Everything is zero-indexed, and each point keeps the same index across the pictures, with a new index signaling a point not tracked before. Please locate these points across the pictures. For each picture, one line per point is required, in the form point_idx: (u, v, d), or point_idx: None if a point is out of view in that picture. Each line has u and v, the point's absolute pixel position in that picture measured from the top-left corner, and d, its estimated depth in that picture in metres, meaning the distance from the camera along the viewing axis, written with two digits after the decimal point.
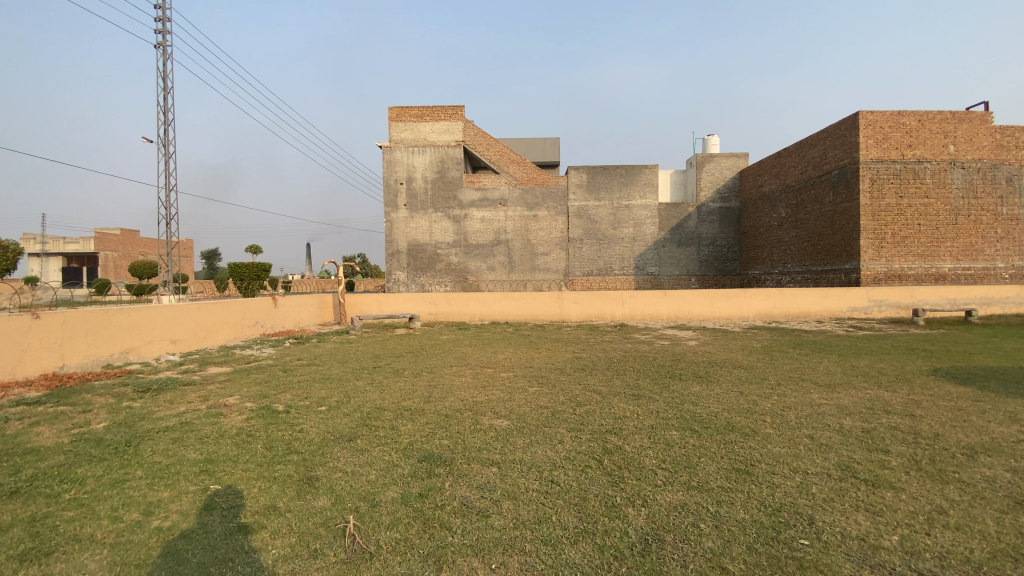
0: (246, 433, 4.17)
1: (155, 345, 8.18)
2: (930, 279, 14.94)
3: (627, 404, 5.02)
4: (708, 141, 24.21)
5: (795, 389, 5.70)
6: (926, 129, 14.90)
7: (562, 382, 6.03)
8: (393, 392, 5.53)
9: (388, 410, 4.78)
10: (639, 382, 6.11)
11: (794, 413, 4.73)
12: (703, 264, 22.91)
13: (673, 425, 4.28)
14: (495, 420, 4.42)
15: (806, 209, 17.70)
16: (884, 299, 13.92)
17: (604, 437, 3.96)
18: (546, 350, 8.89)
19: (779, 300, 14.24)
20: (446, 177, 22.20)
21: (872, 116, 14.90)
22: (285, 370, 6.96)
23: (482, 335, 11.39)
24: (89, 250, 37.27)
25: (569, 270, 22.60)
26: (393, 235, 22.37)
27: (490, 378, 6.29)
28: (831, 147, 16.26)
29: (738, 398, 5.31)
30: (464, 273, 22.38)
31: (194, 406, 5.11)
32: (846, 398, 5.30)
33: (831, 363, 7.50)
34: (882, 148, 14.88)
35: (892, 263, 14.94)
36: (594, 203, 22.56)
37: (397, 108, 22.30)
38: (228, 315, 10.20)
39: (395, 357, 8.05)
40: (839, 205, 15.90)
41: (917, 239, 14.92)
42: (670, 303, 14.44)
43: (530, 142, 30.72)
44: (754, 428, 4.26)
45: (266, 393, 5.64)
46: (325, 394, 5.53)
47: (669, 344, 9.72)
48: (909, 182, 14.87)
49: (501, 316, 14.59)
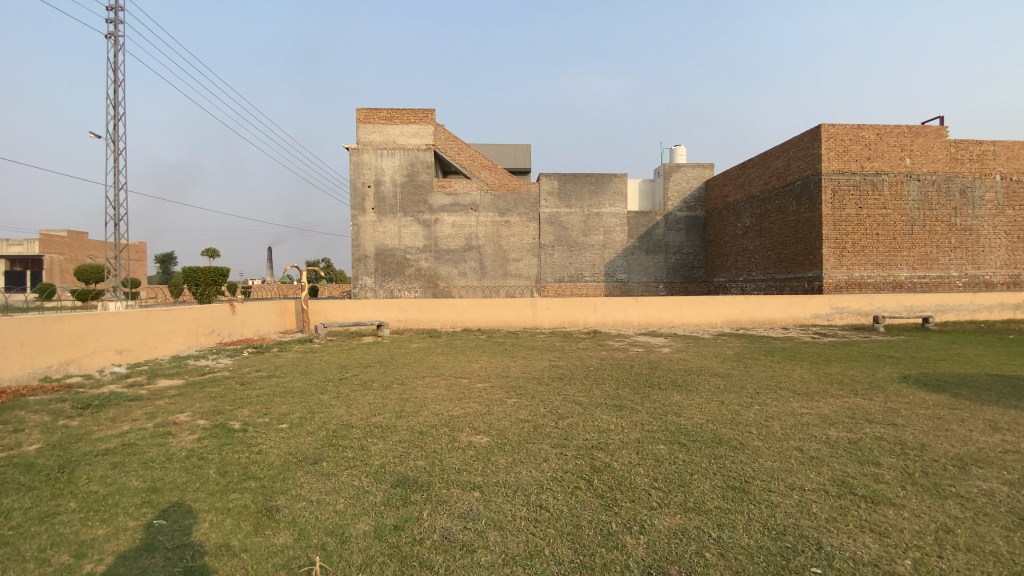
0: (196, 456, 3.73)
1: (99, 356, 7.50)
2: (887, 287, 15.51)
3: (611, 416, 4.82)
4: (675, 151, 24.65)
5: (775, 398, 5.65)
6: (884, 143, 15.51)
7: (540, 393, 5.80)
8: (362, 407, 5.16)
9: (357, 427, 4.43)
10: (619, 391, 5.94)
11: (778, 423, 4.64)
12: (671, 271, 23.23)
13: (659, 438, 4.11)
14: (473, 436, 4.14)
15: (769, 218, 18.14)
16: (846, 306, 14.35)
17: (591, 453, 3.74)
18: (521, 358, 8.66)
19: (746, 307, 14.46)
20: (416, 181, 21.77)
21: (834, 129, 15.41)
22: (243, 383, 6.46)
23: (454, 342, 11.07)
24: (32, 252, 34.88)
25: (541, 276, 22.50)
26: (360, 239, 21.74)
27: (465, 390, 6.00)
28: (794, 158, 16.73)
29: (721, 408, 5.19)
30: (434, 278, 21.95)
31: (139, 425, 4.59)
32: (827, 407, 5.27)
33: (805, 370, 7.55)
34: (843, 160, 15.39)
35: (852, 271, 15.43)
36: (566, 210, 22.57)
37: (365, 109, 21.76)
38: (181, 324, 9.54)
39: (362, 368, 7.64)
40: (801, 215, 16.34)
41: (876, 249, 15.47)
42: (642, 310, 14.46)
43: (500, 148, 30.60)
44: (741, 439, 4.14)
45: (222, 409, 5.15)
46: (286, 410, 5.11)
47: (643, 352, 9.64)
48: (868, 194, 15.42)
49: (472, 323, 14.29)
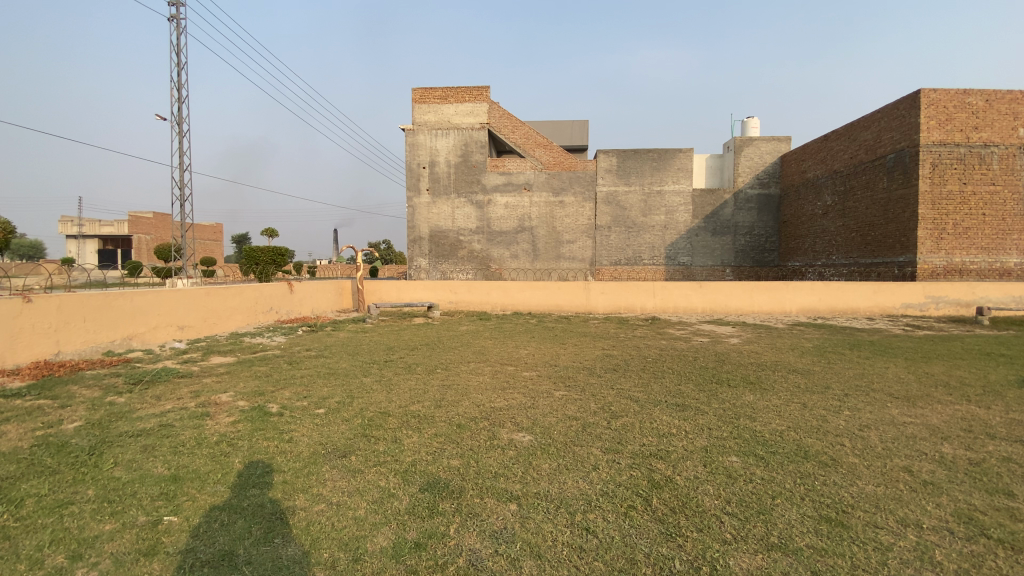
0: (227, 441, 3.59)
1: (161, 331, 7.77)
2: (994, 274, 13.57)
3: (672, 417, 4.27)
4: (746, 124, 22.81)
5: (867, 402, 4.85)
6: (994, 110, 13.45)
7: (593, 386, 5.31)
8: (402, 393, 4.90)
9: (394, 416, 4.16)
10: (682, 388, 5.35)
11: (877, 436, 3.89)
12: (738, 254, 21.71)
13: (731, 448, 3.55)
14: (515, 434, 3.75)
15: (855, 196, 16.37)
16: (943, 295, 12.70)
17: (649, 463, 3.25)
18: (573, 345, 8.18)
19: (825, 294, 13.15)
20: (470, 161, 21.47)
21: (935, 94, 13.48)
22: (290, 363, 6.41)
23: (503, 326, 10.75)
24: (123, 233, 38.09)
25: (596, 259, 21.74)
26: (415, 220, 21.83)
27: (510, 378, 5.63)
28: (886, 128, 14.87)
29: (803, 413, 4.49)
30: (487, 260, 21.73)
31: (181, 405, 4.58)
32: (934, 416, 4.43)
33: (898, 368, 6.59)
34: (946, 129, 13.45)
35: (952, 256, 13.59)
36: (624, 189, 21.55)
37: (420, 89, 21.62)
38: (241, 301, 9.79)
39: (408, 350, 7.44)
40: (893, 192, 14.56)
41: (982, 231, 13.54)
42: (706, 296, 13.49)
43: (557, 125, 29.68)
44: (832, 454, 3.49)
45: (263, 390, 5.07)
46: (326, 393, 4.94)
47: (708, 343, 8.86)
48: (974, 168, 13.45)
49: (524, 306, 13.92)
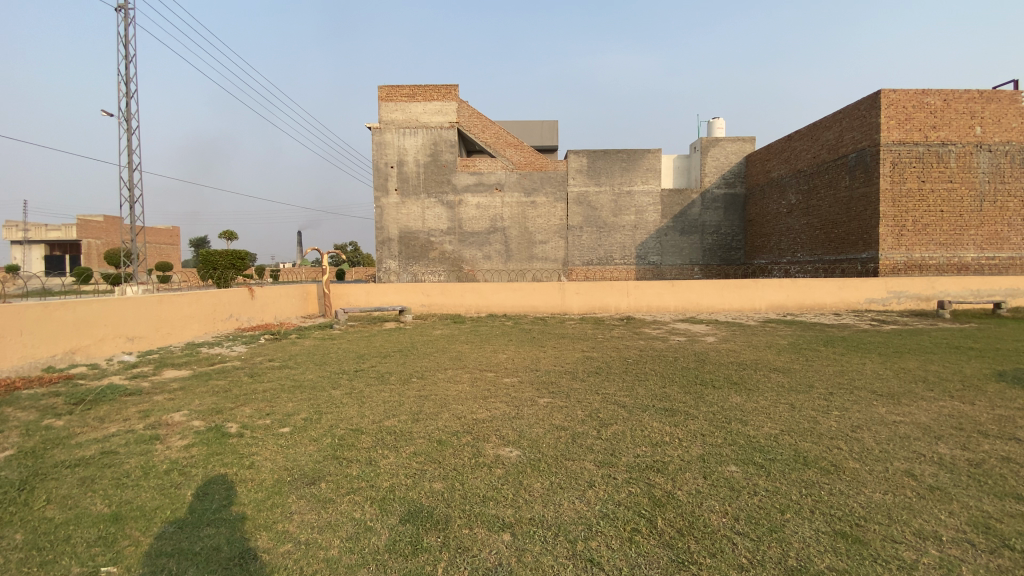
0: (178, 470, 3.19)
1: (108, 344, 7.15)
2: (951, 269, 14.12)
3: (663, 423, 4.09)
4: (713, 124, 23.20)
5: (855, 401, 4.79)
6: (950, 110, 14.00)
7: (578, 392, 5.09)
8: (375, 406, 4.56)
9: (368, 433, 3.82)
10: (667, 391, 5.18)
11: (871, 436, 3.81)
12: (707, 252, 22.04)
13: (728, 456, 3.38)
14: (500, 449, 3.48)
15: (818, 194, 16.79)
16: (904, 290, 13.10)
17: (646, 477, 3.04)
18: (552, 348, 7.96)
19: (794, 291, 13.40)
20: (440, 161, 21.06)
21: (894, 95, 13.93)
22: (252, 376, 5.94)
23: (479, 329, 10.46)
24: (70, 238, 35.90)
25: (568, 259, 21.67)
26: (384, 221, 21.28)
27: (490, 386, 5.34)
28: (848, 128, 15.31)
29: (793, 414, 4.39)
30: (459, 262, 21.36)
31: (128, 427, 4.11)
32: (922, 414, 4.39)
33: (875, 364, 6.64)
34: (905, 129, 13.92)
35: (912, 252, 14.06)
36: (595, 188, 21.56)
37: (387, 87, 21.07)
38: (198, 309, 9.18)
39: (380, 358, 7.06)
40: (855, 190, 14.99)
41: (939, 227, 14.06)
42: (679, 295, 13.54)
43: (527, 125, 29.55)
44: (832, 459, 3.37)
45: (222, 407, 4.63)
46: (292, 409, 4.54)
47: (686, 342, 8.81)
48: (932, 166, 13.96)
49: (499, 308, 13.66)
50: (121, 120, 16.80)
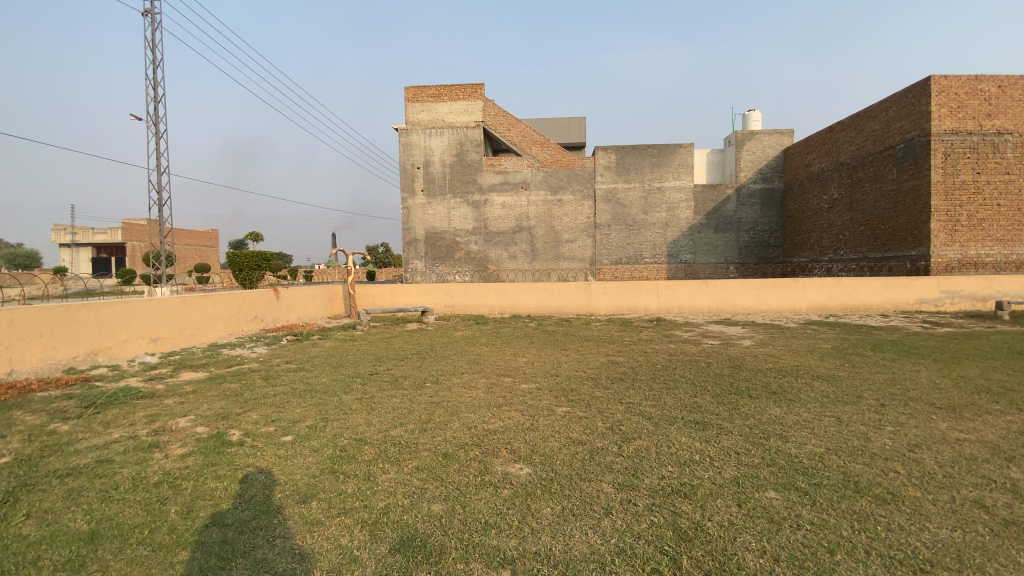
0: (168, 483, 3.04)
1: (130, 345, 7.21)
2: (1010, 267, 13.02)
3: (692, 438, 3.71)
4: (747, 117, 22.32)
5: (909, 415, 4.29)
6: (1008, 96, 12.91)
7: (600, 401, 4.73)
8: (384, 413, 4.33)
9: (371, 444, 3.60)
10: (698, 400, 4.78)
11: (932, 458, 3.33)
12: (742, 251, 21.18)
13: (767, 480, 2.99)
14: (510, 465, 3.19)
15: (862, 188, 15.81)
16: (958, 290, 12.15)
17: (671, 504, 2.69)
18: (575, 352, 7.61)
19: (836, 291, 12.61)
20: (465, 160, 20.93)
21: (946, 81, 12.92)
22: (265, 379, 5.82)
23: (500, 330, 10.20)
24: (117, 241, 37.58)
25: (596, 258, 21.19)
26: (411, 222, 21.29)
27: (507, 392, 5.06)
28: (895, 118, 14.32)
29: (839, 429, 3.93)
30: (484, 261, 21.18)
31: (131, 433, 4.02)
32: (989, 431, 3.86)
33: (929, 372, 6.04)
34: (958, 117, 12.90)
35: (967, 249, 13.02)
36: (623, 186, 20.99)
37: (412, 88, 21.07)
38: (222, 310, 9.23)
39: (397, 360, 6.86)
40: (903, 183, 14.03)
41: (997, 222, 12.99)
42: (711, 295, 12.93)
43: (554, 123, 29.16)
44: (887, 485, 2.92)
45: (228, 412, 4.49)
46: (298, 415, 4.37)
47: (719, 345, 8.32)
48: (988, 157, 12.90)
49: (523, 308, 13.36)
50: (153, 124, 17.21)
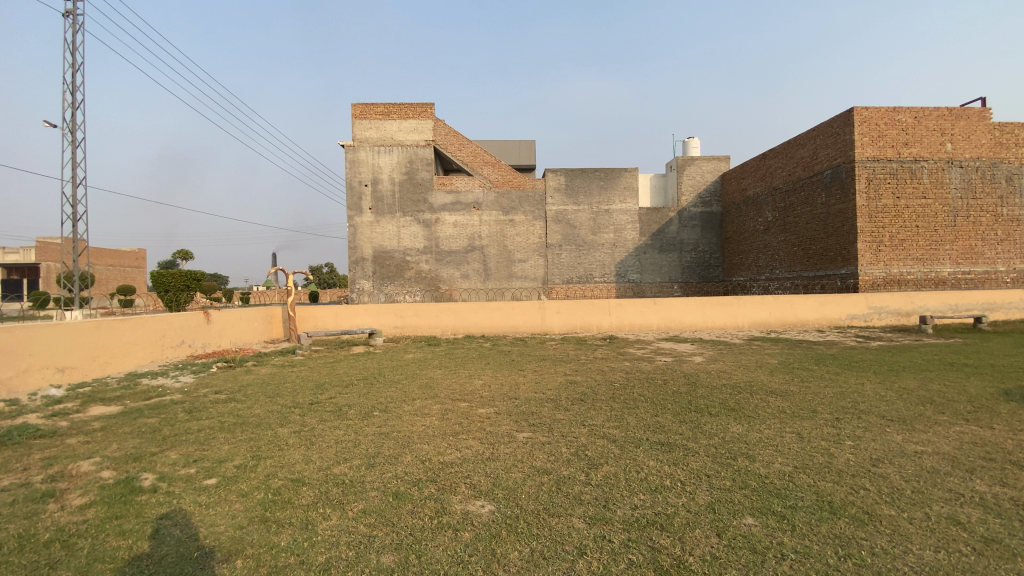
0: (61, 542, 2.50)
1: (33, 376, 6.29)
2: (928, 284, 14.10)
3: (660, 462, 3.53)
4: (688, 143, 23.44)
5: (865, 429, 4.34)
6: (920, 127, 14.16)
7: (561, 425, 4.49)
8: (326, 448, 3.88)
9: (311, 485, 3.16)
10: (660, 420, 4.65)
11: (897, 472, 3.32)
12: (686, 270, 21.92)
13: (742, 505, 2.84)
14: (470, 502, 2.88)
15: (795, 211, 16.80)
16: (885, 306, 12.98)
17: (648, 538, 2.47)
18: (533, 372, 7.38)
19: (777, 308, 13.15)
20: (415, 179, 20.61)
21: (867, 112, 14.03)
22: (190, 412, 5.16)
23: (454, 352, 9.83)
24: (26, 260, 34.09)
25: (548, 278, 21.23)
26: (358, 241, 20.56)
27: (462, 419, 4.74)
28: (822, 146, 15.39)
29: (802, 446, 3.88)
30: (436, 281, 20.72)
31: (21, 480, 3.36)
32: (941, 442, 3.95)
33: (875, 384, 6.25)
34: (878, 146, 14.01)
35: (891, 267, 14.02)
36: (574, 207, 21.31)
37: (361, 105, 20.62)
38: (144, 335, 8.32)
39: (342, 387, 6.37)
40: (831, 207, 15.02)
41: (915, 242, 14.07)
42: (661, 313, 13.15)
43: (505, 145, 29.45)
44: (860, 504, 2.84)
45: (142, 453, 3.89)
46: (225, 453, 3.84)
47: (673, 362, 8.36)
48: (906, 182, 14.04)
49: (476, 329, 13.04)
50: (64, 130, 15.63)
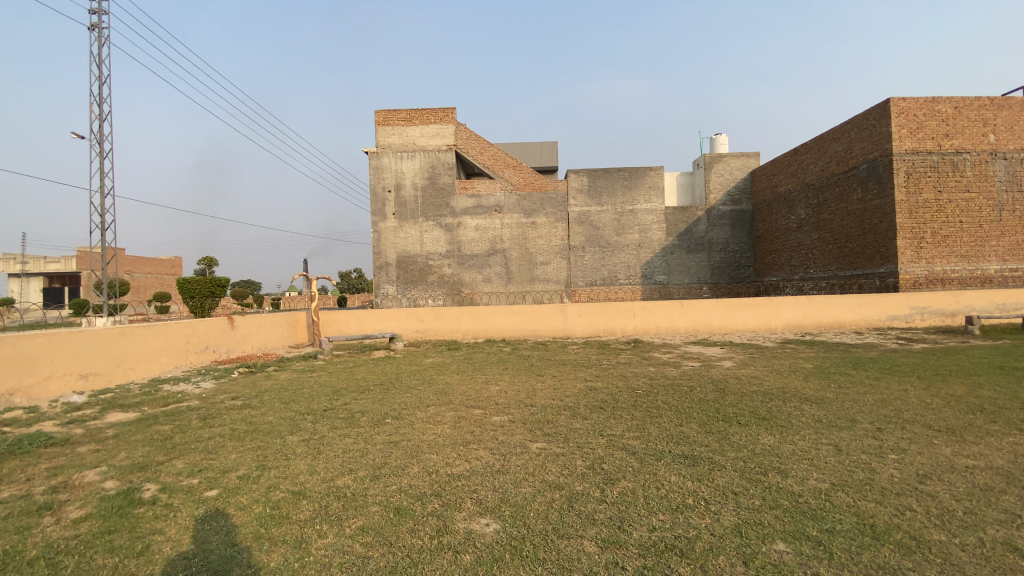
0: (46, 560, 2.43)
1: (55, 383, 6.44)
2: (975, 282, 13.25)
3: (683, 477, 3.28)
4: (715, 141, 22.83)
5: (910, 440, 3.97)
6: (963, 117, 13.35)
7: (578, 434, 4.27)
8: (333, 458, 3.76)
9: (311, 499, 3.03)
10: (684, 430, 4.38)
11: (947, 490, 2.97)
12: (714, 271, 21.31)
13: (772, 528, 2.57)
14: (474, 520, 2.70)
15: (829, 208, 16.09)
16: (927, 306, 12.25)
17: (665, 566, 2.24)
18: (552, 377, 7.17)
19: (811, 309, 12.57)
20: (437, 183, 20.65)
21: (905, 103, 13.31)
22: (203, 419, 5.14)
23: (473, 356, 9.68)
24: (71, 269, 35.67)
25: (571, 280, 20.93)
26: (382, 246, 20.71)
27: (475, 427, 4.57)
28: (857, 139, 14.69)
29: (841, 460, 3.56)
30: (458, 285, 20.69)
31: (24, 491, 3.36)
32: (997, 455, 3.56)
33: (917, 391, 5.82)
34: (917, 138, 13.27)
35: (933, 265, 13.24)
36: (596, 209, 20.98)
37: (383, 111, 20.81)
38: (168, 341, 8.46)
39: (358, 393, 6.28)
40: (868, 203, 14.31)
41: (960, 238, 13.25)
42: (688, 315, 12.73)
43: (527, 147, 29.32)
44: (907, 526, 2.53)
45: (147, 462, 3.85)
46: (231, 463, 3.77)
47: (699, 367, 8.03)
48: (948, 175, 13.25)
49: (498, 333, 12.90)
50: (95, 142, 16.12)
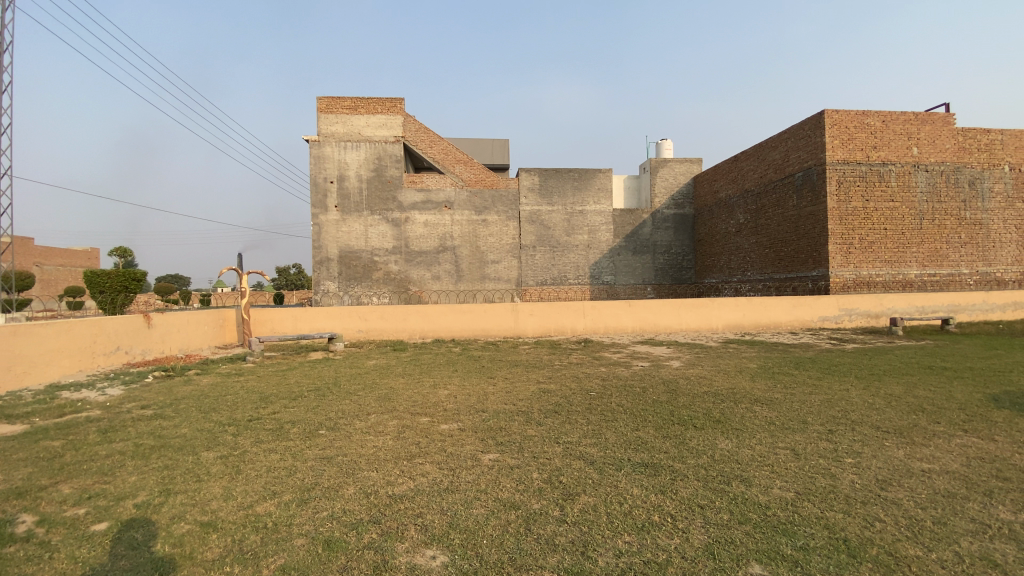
0: None
1: None
2: (897, 286, 14.22)
3: (646, 489, 3.06)
4: (661, 145, 23.38)
5: (861, 442, 3.98)
6: (890, 130, 14.27)
7: (532, 443, 3.98)
8: (255, 479, 3.26)
9: (222, 533, 2.55)
10: (641, 436, 4.20)
11: (910, 497, 2.92)
12: (658, 272, 21.84)
13: (745, 547, 2.38)
14: (421, 552, 2.34)
15: (766, 213, 16.80)
16: (855, 308, 12.98)
17: None
18: (503, 380, 6.86)
19: (750, 310, 12.99)
20: (384, 176, 19.86)
21: (838, 115, 14.07)
22: (103, 433, 4.43)
23: (420, 357, 9.22)
24: None
25: (521, 279, 20.76)
26: (323, 240, 19.64)
27: (419, 437, 4.18)
28: (794, 148, 15.38)
29: (801, 466, 3.47)
30: (405, 282, 20.00)
31: None
32: (946, 458, 3.60)
33: (858, 390, 5.99)
34: (848, 148, 14.07)
35: (860, 269, 14.08)
36: (547, 208, 20.91)
37: (326, 98, 19.74)
38: (70, 341, 7.45)
39: (290, 400, 5.71)
40: (802, 209, 15.04)
41: (884, 244, 14.17)
42: (635, 315, 12.83)
43: (478, 143, 28.91)
44: (881, 540, 2.42)
45: (27, 487, 3.20)
46: (129, 488, 3.17)
47: (650, 367, 8.01)
48: (875, 185, 14.13)
49: (446, 333, 12.45)
50: None
